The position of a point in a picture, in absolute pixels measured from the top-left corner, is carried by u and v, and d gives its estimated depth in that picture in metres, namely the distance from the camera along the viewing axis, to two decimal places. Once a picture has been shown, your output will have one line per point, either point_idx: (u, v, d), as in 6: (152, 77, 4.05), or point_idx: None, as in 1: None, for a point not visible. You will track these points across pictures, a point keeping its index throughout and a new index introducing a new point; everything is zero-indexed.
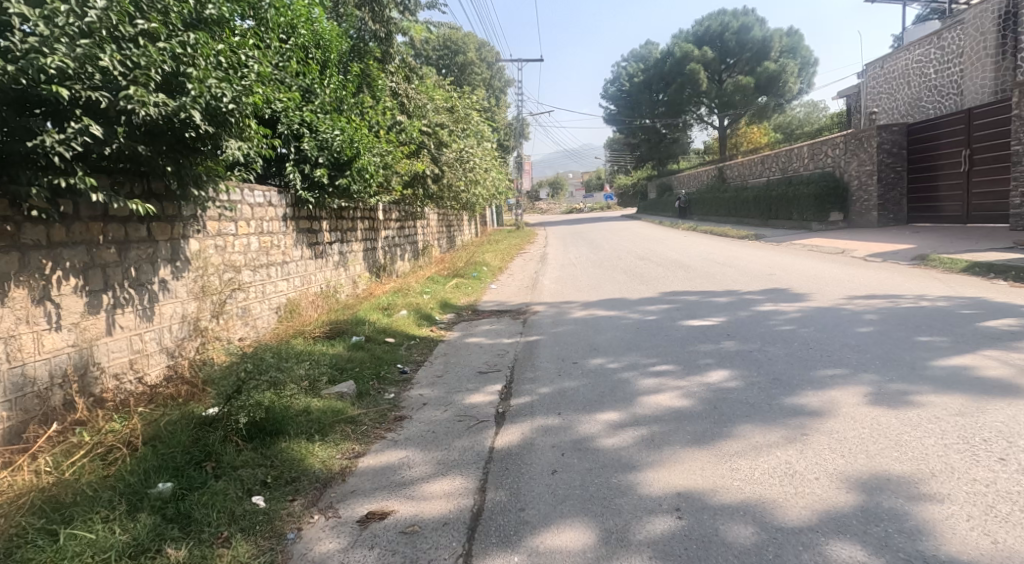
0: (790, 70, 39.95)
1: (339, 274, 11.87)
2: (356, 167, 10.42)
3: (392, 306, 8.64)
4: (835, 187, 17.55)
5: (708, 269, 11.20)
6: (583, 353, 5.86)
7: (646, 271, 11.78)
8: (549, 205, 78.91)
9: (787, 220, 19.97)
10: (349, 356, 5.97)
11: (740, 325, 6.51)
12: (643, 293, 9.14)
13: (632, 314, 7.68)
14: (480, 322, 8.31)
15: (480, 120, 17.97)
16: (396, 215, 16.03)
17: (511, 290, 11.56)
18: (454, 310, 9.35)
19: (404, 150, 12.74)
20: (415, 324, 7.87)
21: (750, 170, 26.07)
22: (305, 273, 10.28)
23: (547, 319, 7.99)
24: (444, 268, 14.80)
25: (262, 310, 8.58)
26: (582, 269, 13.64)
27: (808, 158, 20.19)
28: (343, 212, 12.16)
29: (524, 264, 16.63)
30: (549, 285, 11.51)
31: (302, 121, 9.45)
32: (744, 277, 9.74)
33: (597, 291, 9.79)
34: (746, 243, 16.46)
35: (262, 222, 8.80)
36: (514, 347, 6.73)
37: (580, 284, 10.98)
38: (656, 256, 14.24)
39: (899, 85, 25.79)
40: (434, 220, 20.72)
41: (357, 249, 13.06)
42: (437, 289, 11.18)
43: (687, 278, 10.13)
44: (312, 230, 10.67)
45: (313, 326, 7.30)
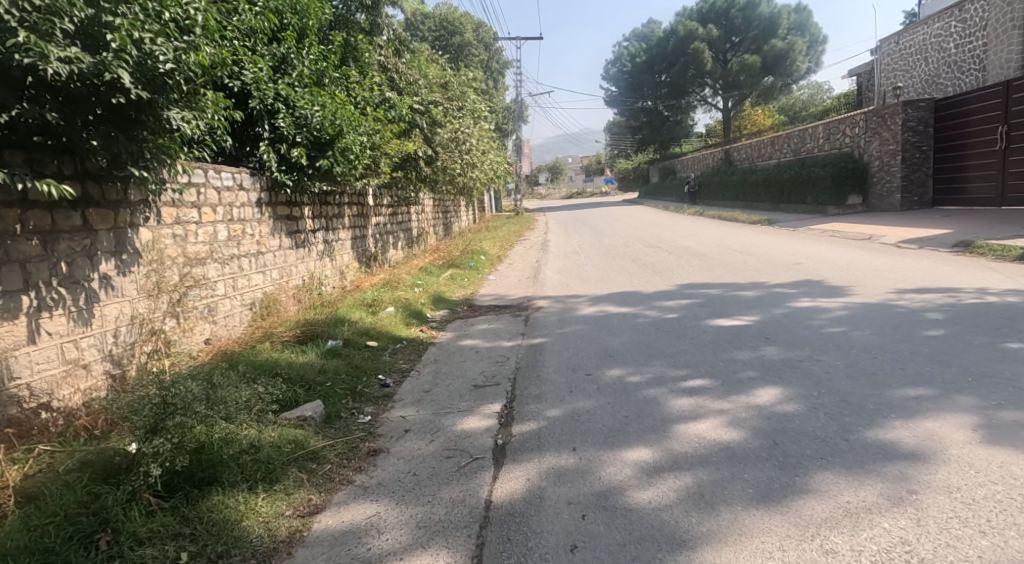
0: (799, 48, 38.83)
1: (323, 265, 10.99)
2: (338, 147, 9.45)
3: (378, 302, 7.75)
4: (853, 169, 16.63)
5: (727, 258, 10.30)
6: (596, 361, 4.95)
7: (657, 260, 10.86)
8: (548, 191, 77.81)
9: (800, 204, 19.06)
10: (318, 367, 5.06)
11: (778, 325, 5.59)
12: (658, 286, 8.23)
13: (649, 311, 6.77)
14: (476, 321, 7.41)
15: (477, 100, 16.99)
16: (388, 201, 15.11)
17: (511, 281, 10.67)
18: (449, 305, 8.47)
19: (394, 129, 11.77)
20: (402, 324, 6.98)
21: (758, 152, 25.11)
22: (284, 264, 9.38)
23: (551, 317, 7.08)
24: (439, 257, 13.92)
25: (232, 308, 7.70)
26: (588, 258, 12.75)
27: (822, 139, 19.25)
28: (328, 198, 11.24)
29: (524, 253, 15.73)
30: (552, 275, 10.61)
31: (275, 95, 8.50)
32: (769, 267, 8.82)
33: (604, 284, 8.89)
34: (759, 229, 15.54)
35: (231, 208, 7.88)
36: (514, 352, 5.83)
37: (586, 275, 10.07)
38: (667, 244, 13.32)
39: (919, 62, 25.28)
40: (430, 206, 19.79)
41: (344, 237, 12.16)
42: (430, 280, 10.29)
43: (704, 269, 9.22)
44: (292, 217, 9.75)
45: (283, 327, 6.40)
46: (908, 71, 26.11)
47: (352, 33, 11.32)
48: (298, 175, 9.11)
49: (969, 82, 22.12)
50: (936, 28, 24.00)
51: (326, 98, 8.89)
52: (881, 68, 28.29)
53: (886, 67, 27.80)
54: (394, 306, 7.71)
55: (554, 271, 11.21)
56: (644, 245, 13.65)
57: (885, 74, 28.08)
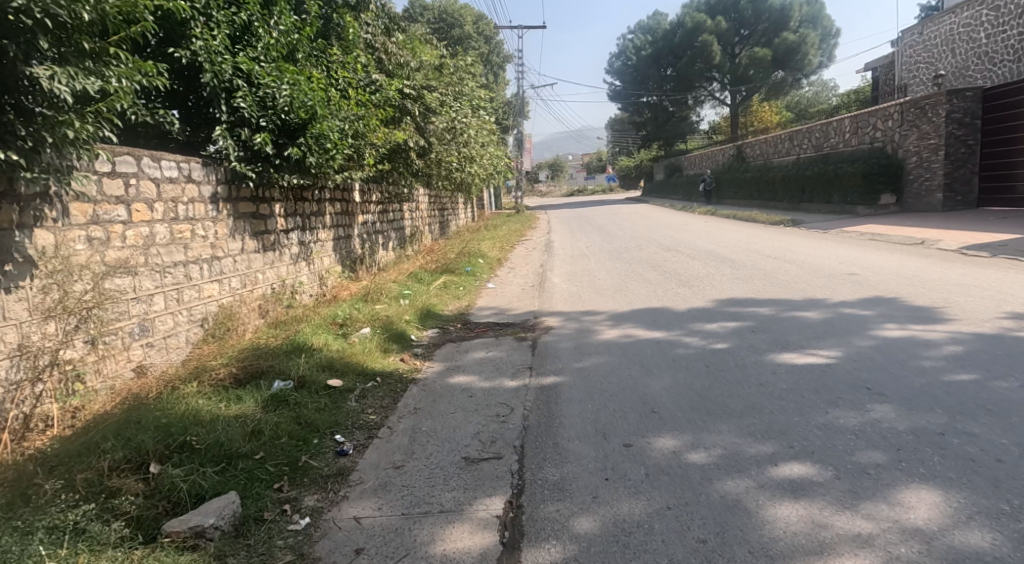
0: (812, 42, 37.47)
1: (298, 271, 9.60)
2: (312, 134, 8.04)
3: (354, 320, 6.40)
4: (886, 165, 15.27)
5: (763, 266, 8.94)
6: (636, 424, 3.57)
7: (682, 266, 9.51)
8: (548, 188, 76.39)
9: (824, 204, 17.70)
10: (249, 425, 3.64)
11: (873, 364, 4.23)
12: (692, 302, 6.85)
13: (689, 338, 5.40)
14: (472, 345, 6.02)
15: (476, 87, 15.56)
16: (376, 197, 13.77)
17: (513, 291, 9.31)
18: (439, 322, 7.11)
19: (380, 115, 10.35)
20: (379, 352, 5.60)
21: (774, 148, 23.70)
22: (247, 270, 7.95)
23: (565, 344, 5.70)
24: (432, 260, 12.62)
25: (177, 328, 6.32)
26: (598, 262, 11.38)
27: (848, 133, 17.88)
28: (303, 193, 9.86)
29: (527, 255, 14.35)
30: (561, 284, 9.25)
31: (232, 68, 7.07)
32: (822, 278, 7.47)
33: (624, 298, 7.50)
34: (785, 231, 14.20)
35: (175, 205, 6.43)
36: (521, 395, 4.45)
37: (600, 285, 8.70)
38: (686, 247, 11.99)
39: (944, 54, 23.92)
40: (424, 203, 18.41)
41: (323, 238, 10.77)
42: (420, 289, 8.93)
43: (741, 280, 7.85)
44: (258, 215, 8.37)
45: (222, 356, 4.99)
46: (932, 62, 24.70)
47: (336, 7, 9.95)
48: (264, 166, 7.68)
49: (1001, 74, 20.75)
50: (964, 17, 22.57)
51: (296, 74, 7.49)
52: (902, 61, 26.89)
53: (908, 60, 26.38)
54: (371, 325, 6.35)
55: (563, 278, 9.85)
56: (660, 248, 12.29)
57: (906, 67, 26.66)
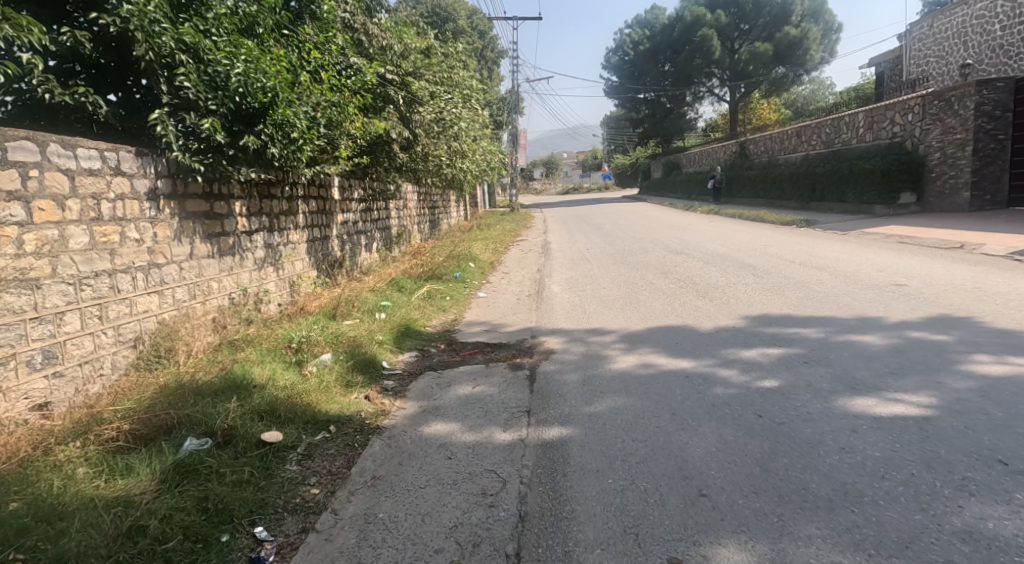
0: (814, 36, 36.45)
1: (262, 279, 8.52)
2: (272, 120, 6.95)
3: (313, 341, 5.32)
4: (907, 162, 14.25)
5: (790, 274, 7.87)
6: (680, 517, 2.65)
7: (697, 274, 8.44)
8: (543, 186, 75.33)
9: (837, 203, 16.67)
10: (128, 519, 2.66)
11: (988, 420, 3.16)
12: (718, 321, 5.79)
13: (725, 372, 4.34)
14: (455, 375, 4.94)
15: (466, 76, 14.46)
16: (357, 194, 12.67)
17: (507, 302, 8.24)
18: (418, 342, 6.02)
19: (357, 102, 9.26)
20: (338, 388, 4.52)
21: (780, 145, 22.68)
22: (196, 279, 6.84)
23: (570, 377, 4.62)
24: (417, 264, 11.53)
25: (101, 353, 5.28)
26: (600, 267, 10.32)
27: (862, 128, 16.88)
28: (269, 189, 8.76)
29: (523, 258, 13.25)
30: (560, 294, 8.19)
31: (175, 40, 6.00)
32: (866, 291, 6.42)
33: (634, 313, 6.42)
34: (801, 232, 13.17)
35: (97, 202, 5.31)
36: (516, 457, 3.36)
37: (605, 296, 7.64)
38: (697, 251, 10.93)
39: (955, 46, 22.96)
40: (413, 201, 17.30)
41: (295, 240, 9.70)
42: (400, 299, 7.83)
43: (769, 292, 6.81)
44: (212, 214, 7.26)
45: (133, 397, 3.92)
46: (944, 56, 23.67)
47: None
48: (217, 157, 6.59)
49: (1018, 67, 19.74)
50: (978, 8, 21.56)
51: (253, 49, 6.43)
52: (910, 54, 25.93)
53: (917, 54, 25.35)
54: (333, 348, 5.27)
55: (561, 286, 8.79)
56: (667, 252, 11.25)
57: (915, 61, 25.64)
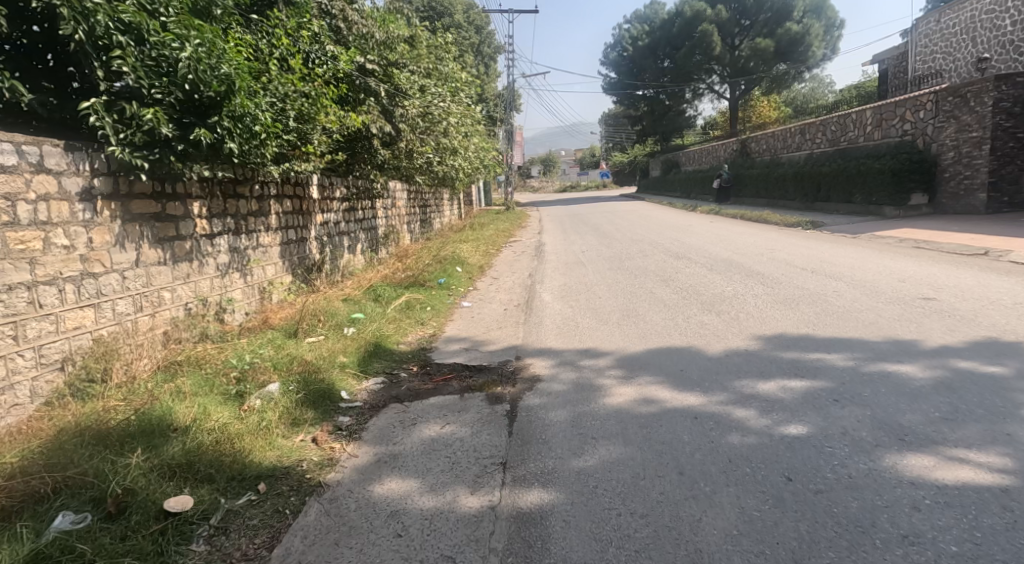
0: (818, 32, 35.56)
1: (225, 286, 7.82)
2: (229, 111, 6.22)
3: (260, 367, 4.60)
4: (919, 161, 13.56)
5: (803, 284, 7.17)
6: None
7: (701, 282, 7.75)
8: (540, 184, 74.64)
9: (844, 204, 16.00)
10: None
11: None
12: (728, 342, 5.08)
13: (740, 410, 3.64)
14: (423, 410, 4.23)
15: (456, 69, 13.74)
16: (339, 193, 11.98)
17: (492, 312, 7.55)
18: (387, 364, 5.32)
19: (332, 93, 8.54)
20: (282, 428, 3.80)
21: (783, 143, 21.99)
22: (143, 288, 6.13)
23: (557, 415, 3.90)
24: (401, 269, 10.84)
25: (15, 381, 4.70)
26: (595, 273, 9.63)
27: (870, 125, 16.21)
28: (234, 188, 8.06)
29: (514, 261, 12.55)
30: (551, 305, 7.50)
31: (112, 19, 5.30)
32: (893, 306, 5.74)
33: (632, 331, 5.72)
34: (808, 235, 12.49)
35: (12, 204, 4.75)
36: (483, 536, 2.72)
37: (599, 308, 6.95)
38: (699, 255, 10.25)
39: (963, 43, 22.31)
40: (402, 199, 16.62)
41: (266, 243, 9.01)
42: (374, 310, 7.12)
43: (783, 307, 6.11)
44: (164, 217, 6.56)
45: (20, 447, 3.32)
46: (951, 52, 22.97)
47: None
48: (164, 153, 5.88)
49: None
50: (987, 2, 20.89)
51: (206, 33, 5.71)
52: (916, 51, 25.26)
53: (922, 50, 24.67)
54: (283, 376, 4.54)
55: (552, 295, 8.10)
56: (667, 257, 10.56)
57: (920, 57, 24.95)
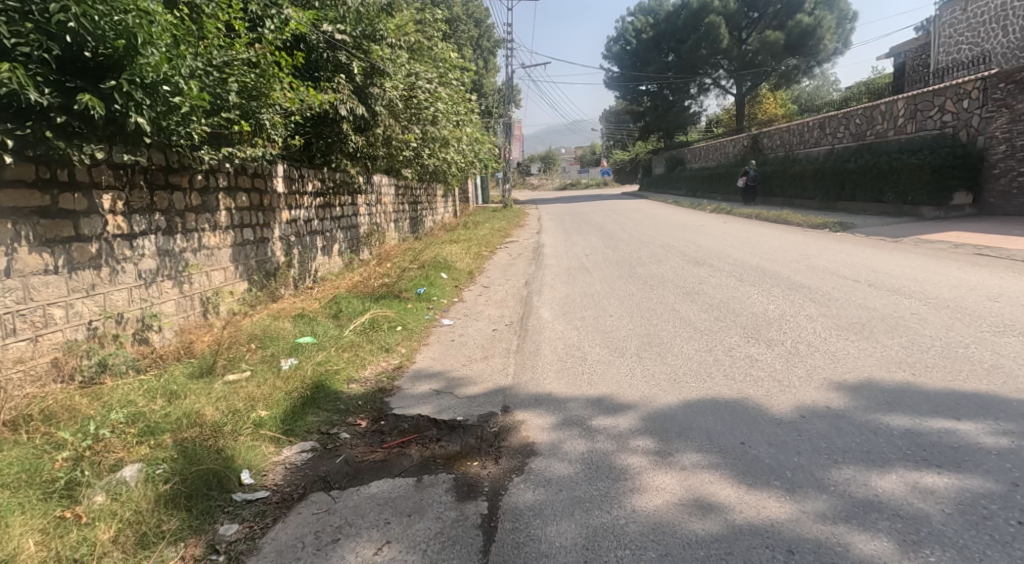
0: (829, 25, 34.12)
1: (151, 297, 6.36)
2: (131, 75, 4.83)
3: (115, 445, 3.13)
4: (964, 155, 12.14)
5: (867, 302, 5.76)
6: None
7: (737, 300, 6.32)
8: (539, 181, 73.23)
9: (872, 204, 14.59)
10: None
11: None
12: (798, 393, 3.65)
13: (866, 540, 2.32)
14: (355, 509, 2.81)
15: (445, 49, 12.29)
16: (311, 186, 10.55)
17: (480, 333, 6.13)
18: (325, 418, 3.88)
19: (285, 62, 7.07)
20: (114, 555, 2.47)
21: (800, 138, 20.55)
22: (15, 305, 4.84)
23: (562, 534, 2.50)
24: (377, 275, 9.42)
25: None
26: (602, 283, 8.19)
27: (902, 117, 14.77)
28: (166, 177, 6.64)
29: (508, 265, 11.14)
30: (550, 325, 6.07)
31: None
32: (1009, 338, 4.32)
33: (661, 372, 4.28)
34: (842, 238, 11.07)
35: None
36: None
37: (611, 334, 5.51)
38: (724, 263, 8.81)
39: (994, 32, 20.86)
40: (388, 194, 15.19)
41: (211, 245, 7.55)
42: (329, 331, 5.69)
43: (856, 336, 4.67)
44: (61, 218, 5.24)
45: None
46: (979, 42, 21.55)
47: None
48: (37, 127, 4.49)
49: None
50: None
51: None
52: (940, 41, 23.83)
53: (947, 41, 23.25)
54: (147, 455, 3.06)
55: (552, 311, 6.67)
56: (685, 264, 9.15)
57: (945, 48, 23.49)
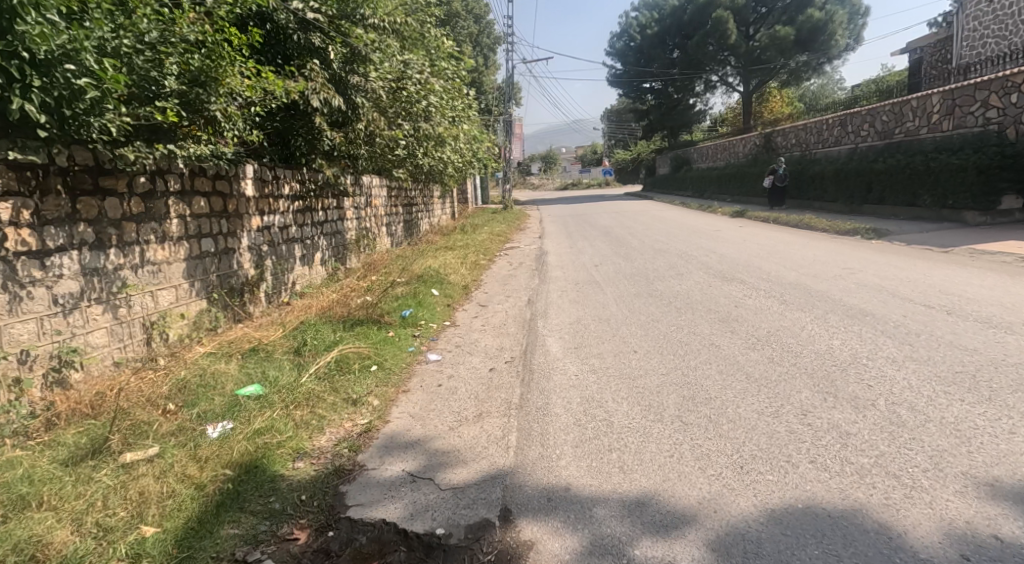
0: (841, 19, 32.93)
1: (71, 328, 5.19)
2: (11, 48, 3.71)
3: None
4: (1014, 155, 11.01)
5: (961, 339, 4.61)
6: None
7: (790, 334, 5.14)
8: (539, 180, 72.04)
9: (905, 208, 13.43)
10: None
11: None
12: (947, 513, 2.54)
13: None
14: None
15: (438, 36, 11.15)
16: (288, 189, 9.36)
17: (474, 374, 4.96)
18: (249, 527, 2.76)
19: (241, 40, 5.90)
20: None
21: (818, 136, 19.39)
22: None
23: None
24: (360, 290, 8.27)
25: None
26: (619, 304, 7.00)
27: (937, 113, 13.60)
28: (97, 181, 5.48)
29: (508, 277, 9.99)
30: (561, 366, 4.89)
31: None
32: None
33: (721, 459, 3.10)
34: (883, 248, 9.92)
35: None
36: None
37: (640, 384, 4.32)
38: (760, 280, 7.63)
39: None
40: (379, 196, 14.03)
41: (158, 259, 6.38)
42: (284, 375, 4.53)
43: (974, 398, 3.51)
44: None
45: None
46: (1007, 36, 20.43)
47: None
48: None
49: None
50: None
51: None
52: (962, 35, 22.69)
53: (970, 34, 22.12)
54: None
55: (562, 344, 5.48)
56: (711, 280, 7.98)
57: (968, 42, 22.35)
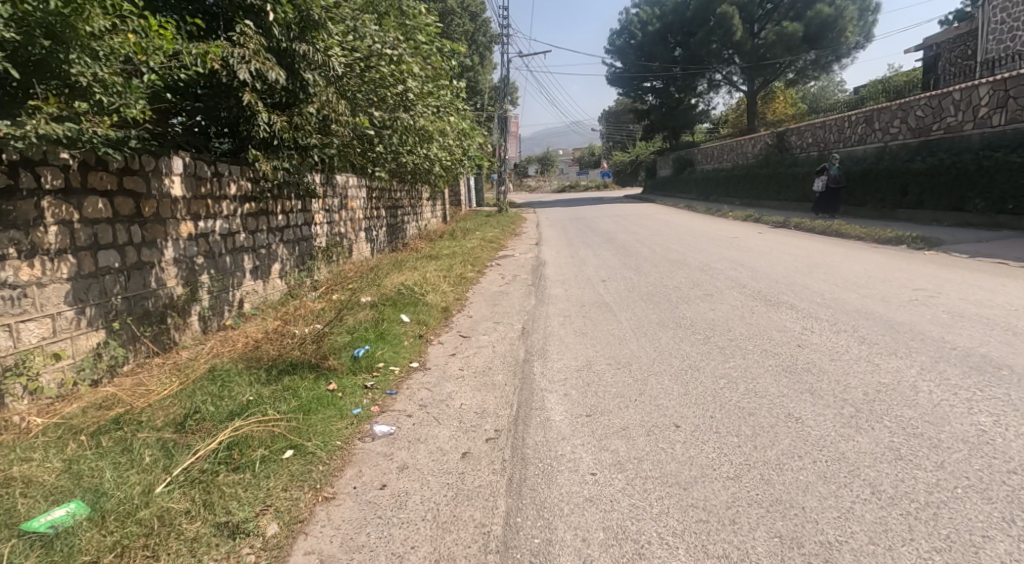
0: (852, 15, 31.32)
1: None
2: None
3: None
4: None
5: None
6: None
7: (907, 402, 3.49)
8: (535, 181, 70.38)
9: (950, 213, 11.85)
10: None
11: None
12: None
13: None
14: None
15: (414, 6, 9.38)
16: (232, 186, 7.63)
17: (440, 463, 3.27)
18: None
19: None
20: None
21: (839, 134, 17.77)
22: None
23: None
24: (311, 314, 6.55)
25: None
26: (642, 339, 5.33)
27: (987, 106, 12.00)
28: None
29: (500, 294, 8.34)
30: (570, 454, 3.22)
31: None
32: None
33: None
34: (947, 261, 8.31)
35: None
36: None
37: (703, 507, 2.68)
38: (819, 306, 5.97)
39: None
40: (355, 196, 12.33)
41: (23, 281, 4.69)
42: (136, 483, 2.93)
43: None
44: None
45: None
46: None
47: None
48: None
49: None
50: None
51: None
52: (987, 27, 21.12)
53: (997, 27, 20.55)
54: None
55: (570, 411, 3.79)
56: (753, 304, 6.34)
57: (994, 36, 20.79)
